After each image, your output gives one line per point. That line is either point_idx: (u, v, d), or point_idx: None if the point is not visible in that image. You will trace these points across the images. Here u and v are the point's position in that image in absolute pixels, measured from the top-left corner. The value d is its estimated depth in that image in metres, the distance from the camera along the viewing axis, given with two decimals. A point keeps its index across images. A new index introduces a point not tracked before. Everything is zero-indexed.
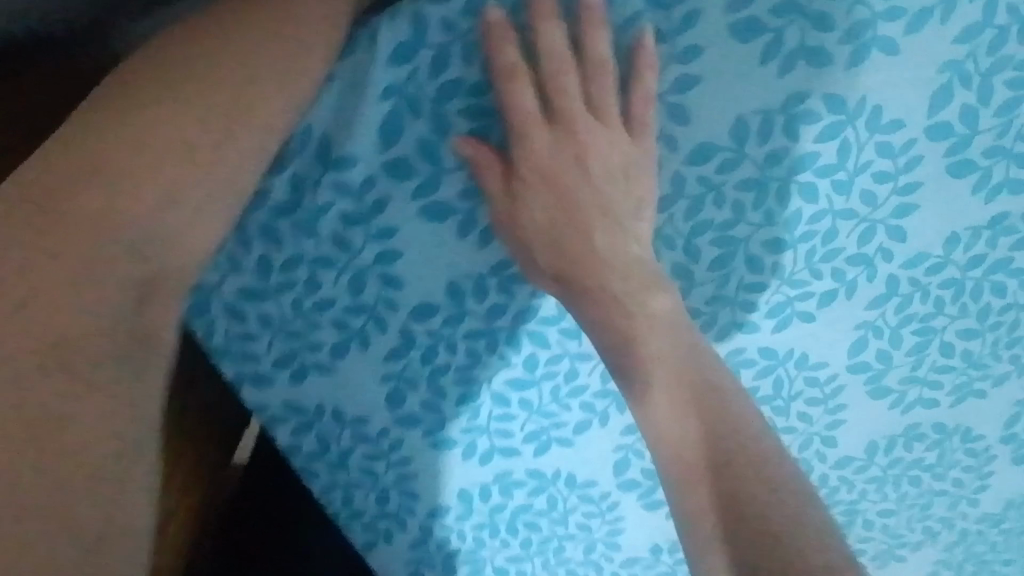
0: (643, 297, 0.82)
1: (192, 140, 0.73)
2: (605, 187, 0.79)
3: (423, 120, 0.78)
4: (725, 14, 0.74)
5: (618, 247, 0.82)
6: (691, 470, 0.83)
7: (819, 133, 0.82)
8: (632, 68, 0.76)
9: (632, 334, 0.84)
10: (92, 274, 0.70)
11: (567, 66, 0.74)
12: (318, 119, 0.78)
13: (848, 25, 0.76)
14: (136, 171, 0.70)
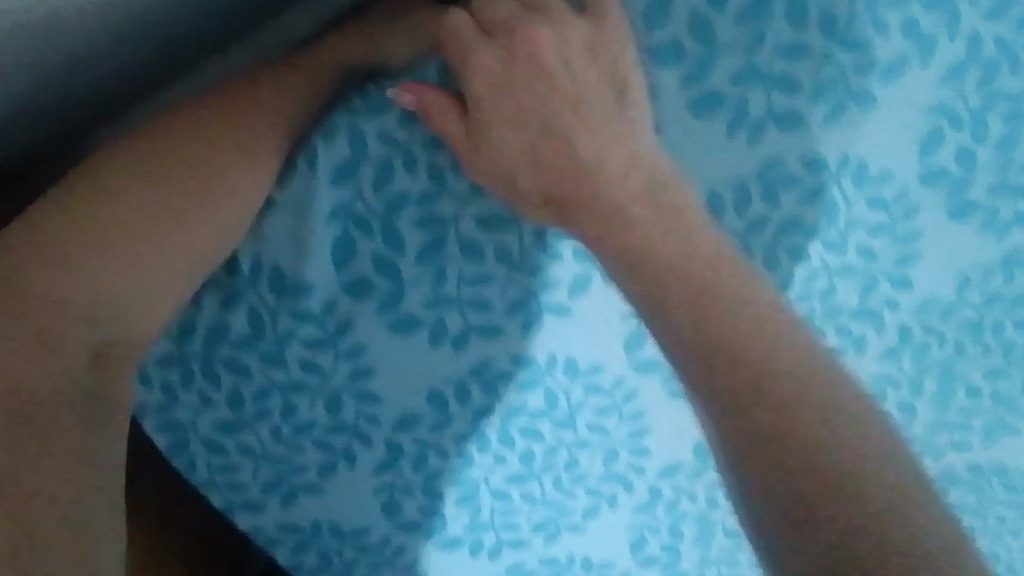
0: (654, 223, 0.66)
1: (157, 213, 0.66)
2: (604, 140, 0.66)
3: (376, 237, 0.73)
4: (680, 90, 0.69)
5: (622, 172, 0.66)
6: (729, 372, 0.61)
7: (801, 196, 0.77)
8: (606, 143, 0.66)
9: (655, 268, 0.65)
10: (52, 355, 0.63)
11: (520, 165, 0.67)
12: (267, 250, 0.73)
13: (816, 84, 0.71)
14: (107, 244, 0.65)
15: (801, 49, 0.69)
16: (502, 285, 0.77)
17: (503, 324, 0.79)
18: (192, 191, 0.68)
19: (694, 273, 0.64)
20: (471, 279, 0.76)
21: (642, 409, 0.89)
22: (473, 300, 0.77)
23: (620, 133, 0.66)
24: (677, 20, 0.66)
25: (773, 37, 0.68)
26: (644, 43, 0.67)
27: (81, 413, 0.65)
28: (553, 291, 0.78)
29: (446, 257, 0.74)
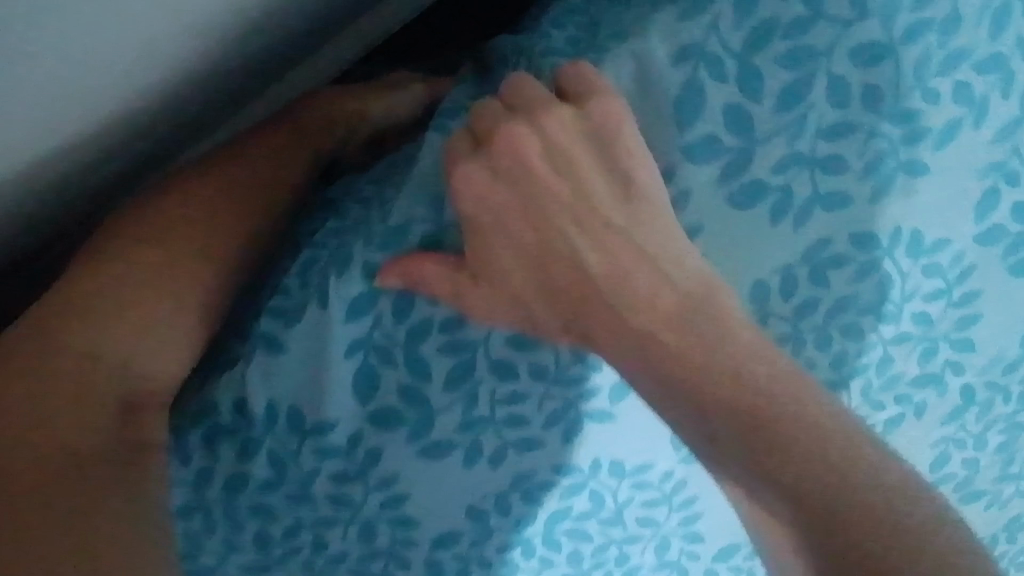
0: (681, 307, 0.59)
1: (181, 261, 0.68)
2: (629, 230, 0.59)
3: (399, 366, 0.68)
4: (717, 187, 0.64)
5: (647, 240, 0.59)
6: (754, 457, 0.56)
7: (851, 274, 0.72)
8: (648, 245, 0.59)
9: (659, 353, 0.58)
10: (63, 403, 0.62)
11: (552, 287, 0.60)
12: (280, 391, 0.67)
13: (864, 162, 0.66)
14: (115, 296, 0.65)
15: (848, 128, 0.63)
16: (539, 401, 0.72)
17: (542, 437, 0.74)
18: (192, 244, 0.68)
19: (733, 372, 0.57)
20: (506, 398, 0.71)
21: (693, 496, 0.84)
22: (509, 418, 0.72)
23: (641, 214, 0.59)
24: (710, 114, 0.61)
25: (815, 119, 0.62)
26: (676, 143, 0.61)
27: (102, 451, 0.63)
28: (595, 398, 0.73)
29: (477, 379, 0.69)
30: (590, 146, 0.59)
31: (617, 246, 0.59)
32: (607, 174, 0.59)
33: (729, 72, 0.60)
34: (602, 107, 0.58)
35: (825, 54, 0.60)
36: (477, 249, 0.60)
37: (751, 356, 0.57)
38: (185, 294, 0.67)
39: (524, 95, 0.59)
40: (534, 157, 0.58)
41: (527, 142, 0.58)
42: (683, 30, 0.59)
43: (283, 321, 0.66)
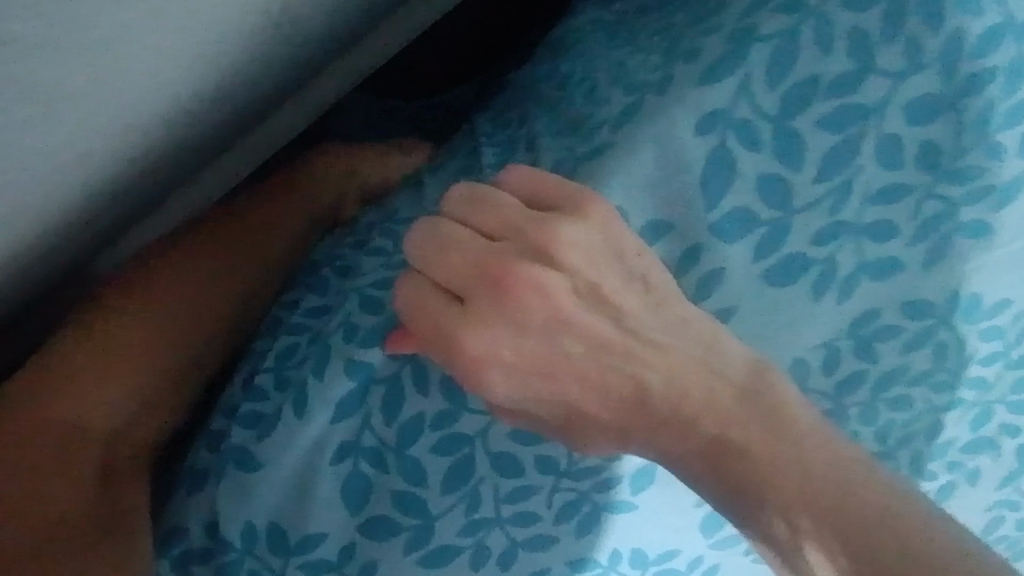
0: (709, 397, 0.49)
1: (181, 313, 0.67)
2: (654, 319, 0.49)
3: (391, 472, 0.60)
4: (751, 265, 0.56)
5: (677, 323, 0.49)
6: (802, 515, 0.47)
7: (902, 344, 0.64)
8: (679, 337, 0.49)
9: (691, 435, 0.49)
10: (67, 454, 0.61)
11: (571, 394, 0.48)
12: (257, 508, 0.59)
13: (918, 223, 0.58)
14: (116, 347, 0.64)
15: (899, 191, 0.56)
16: (549, 494, 0.62)
17: (553, 533, 0.64)
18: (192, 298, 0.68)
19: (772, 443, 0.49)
20: (511, 494, 0.61)
21: None
22: (515, 516, 0.62)
23: (664, 300, 0.49)
24: (740, 185, 0.55)
25: (862, 181, 0.56)
26: (702, 221, 0.55)
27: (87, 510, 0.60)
28: (619, 487, 0.64)
29: (478, 477, 0.60)
30: (601, 252, 0.48)
31: (667, 363, 0.49)
32: (625, 281, 0.49)
33: (762, 137, 0.54)
34: (589, 204, 0.48)
35: (875, 111, 0.54)
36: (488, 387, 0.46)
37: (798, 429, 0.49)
38: (191, 339, 0.67)
39: (486, 204, 0.47)
40: (548, 279, 0.46)
41: (528, 268, 0.46)
42: (703, 95, 0.53)
43: (259, 429, 0.60)
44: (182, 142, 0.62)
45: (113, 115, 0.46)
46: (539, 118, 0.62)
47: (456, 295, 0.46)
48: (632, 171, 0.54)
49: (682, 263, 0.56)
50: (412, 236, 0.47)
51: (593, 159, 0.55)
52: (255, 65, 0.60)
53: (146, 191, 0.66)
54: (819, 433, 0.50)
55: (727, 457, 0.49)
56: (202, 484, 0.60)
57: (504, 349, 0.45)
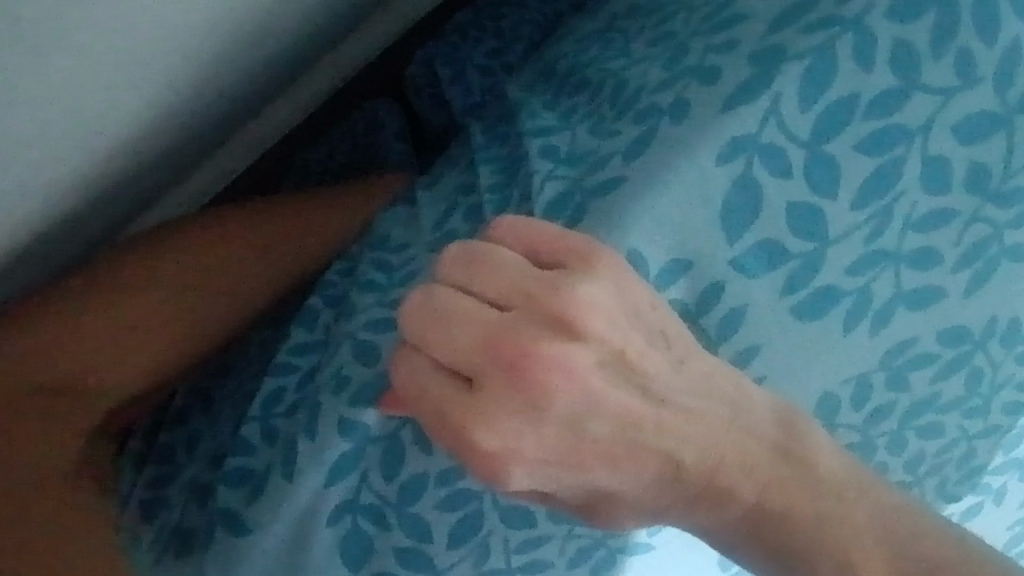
0: (741, 461, 0.45)
1: (205, 284, 0.63)
2: (676, 378, 0.44)
3: (393, 529, 0.56)
4: (778, 301, 0.52)
5: (699, 380, 0.45)
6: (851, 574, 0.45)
7: (936, 373, 0.60)
8: (705, 390, 0.45)
9: (722, 502, 0.45)
10: (80, 410, 0.58)
11: (592, 470, 0.42)
12: (250, 572, 0.55)
13: (961, 251, 0.54)
14: (112, 333, 0.59)
15: (941, 218, 0.52)
16: (562, 543, 0.58)
17: None
18: (199, 282, 0.63)
19: (804, 502, 0.46)
20: (522, 546, 0.57)
21: None
22: (526, 566, 0.58)
23: (681, 355, 0.45)
24: (767, 216, 0.50)
25: (905, 207, 0.51)
26: (722, 256, 0.50)
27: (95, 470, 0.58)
28: (635, 532, 0.59)
29: (486, 531, 0.56)
30: (622, 313, 0.43)
31: (696, 429, 0.44)
32: (647, 342, 0.44)
33: (793, 165, 0.49)
34: (597, 257, 0.44)
35: (920, 131, 0.50)
36: (504, 476, 0.41)
37: (833, 486, 0.46)
38: (216, 313, 0.63)
39: (484, 262, 0.42)
40: (568, 356, 0.41)
41: (547, 345, 0.41)
42: (728, 121, 0.49)
43: (250, 488, 0.56)
44: (136, 162, 0.58)
45: (22, 155, 0.41)
46: (533, 140, 0.55)
47: (466, 377, 0.41)
48: (655, 211, 0.49)
49: (701, 304, 0.51)
50: (407, 311, 0.42)
51: (605, 191, 0.50)
52: (207, 86, 0.55)
53: (176, 140, 0.61)
54: (853, 480, 0.47)
55: (770, 519, 0.46)
56: (189, 549, 0.57)
57: (527, 441, 0.40)
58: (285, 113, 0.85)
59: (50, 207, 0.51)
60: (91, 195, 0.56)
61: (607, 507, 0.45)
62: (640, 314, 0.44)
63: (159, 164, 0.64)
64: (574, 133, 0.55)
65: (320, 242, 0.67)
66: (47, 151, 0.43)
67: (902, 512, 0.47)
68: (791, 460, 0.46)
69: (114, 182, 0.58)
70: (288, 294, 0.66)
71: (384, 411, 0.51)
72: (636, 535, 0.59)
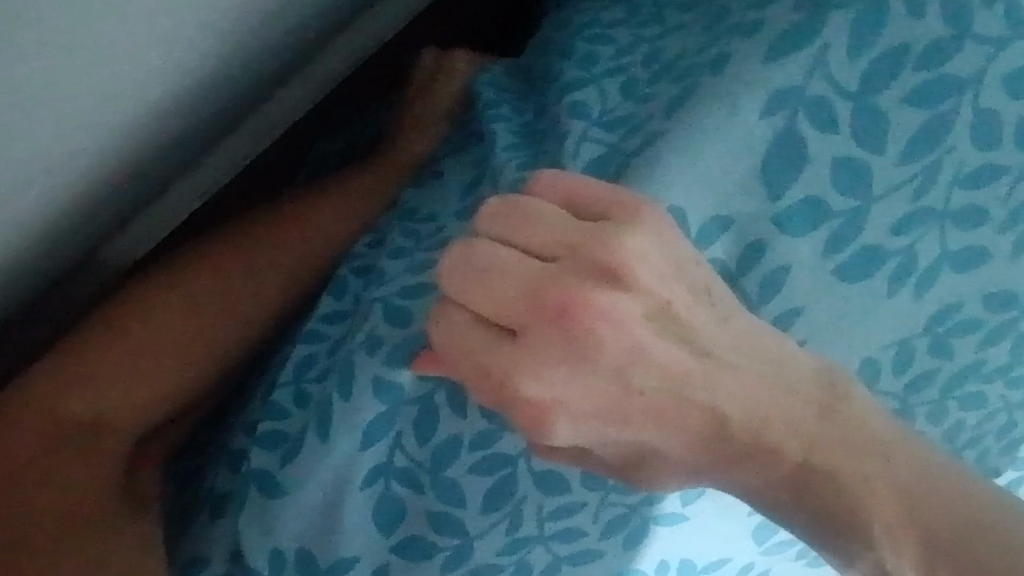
0: (786, 421, 0.44)
1: (227, 289, 0.63)
2: (721, 335, 0.43)
3: (427, 492, 0.56)
4: (820, 262, 0.50)
5: (744, 339, 0.44)
6: (896, 533, 0.44)
7: (979, 340, 0.59)
8: (751, 352, 0.44)
9: (767, 462, 0.44)
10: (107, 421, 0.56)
11: (636, 423, 0.41)
12: (283, 535, 0.55)
13: (1010, 209, 0.52)
14: (130, 333, 0.58)
15: (990, 174, 0.50)
16: (596, 510, 0.57)
17: (597, 548, 0.59)
18: (220, 280, 0.63)
19: (851, 464, 0.45)
20: (557, 512, 0.57)
21: None
22: (560, 533, 0.58)
23: (725, 314, 0.44)
24: (812, 173, 0.48)
25: (953, 163, 0.50)
26: (765, 215, 0.49)
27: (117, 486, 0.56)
28: (665, 500, 0.58)
29: (520, 496, 0.56)
30: (666, 270, 0.42)
31: (741, 387, 0.43)
32: (692, 297, 0.43)
33: (839, 120, 0.48)
34: (638, 210, 0.43)
35: (971, 84, 0.48)
36: (547, 428, 0.40)
37: (879, 447, 0.45)
38: (237, 316, 0.62)
39: (524, 215, 0.42)
40: (613, 309, 0.40)
41: (594, 294, 0.40)
42: (772, 74, 0.48)
43: (282, 453, 0.56)
44: (161, 138, 0.57)
45: (60, 117, 0.40)
46: (563, 99, 0.55)
47: (508, 330, 0.40)
48: (697, 167, 0.48)
49: (742, 263, 0.50)
50: (446, 265, 0.41)
51: (643, 150, 0.49)
52: (233, 51, 0.54)
53: (191, 133, 0.63)
54: (899, 440, 0.46)
55: (816, 480, 0.45)
56: (223, 514, 0.57)
57: (572, 391, 0.40)
58: (305, 92, 0.79)
59: (82, 178, 0.50)
60: (108, 180, 0.55)
61: (650, 465, 0.44)
62: (684, 269, 0.43)
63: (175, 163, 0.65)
64: (604, 90, 0.54)
65: (343, 228, 0.68)
66: (85, 115, 0.42)
67: (951, 475, 0.46)
68: (837, 422, 0.45)
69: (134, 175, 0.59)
70: (309, 293, 0.66)
71: (418, 372, 0.50)
72: (670, 502, 0.59)
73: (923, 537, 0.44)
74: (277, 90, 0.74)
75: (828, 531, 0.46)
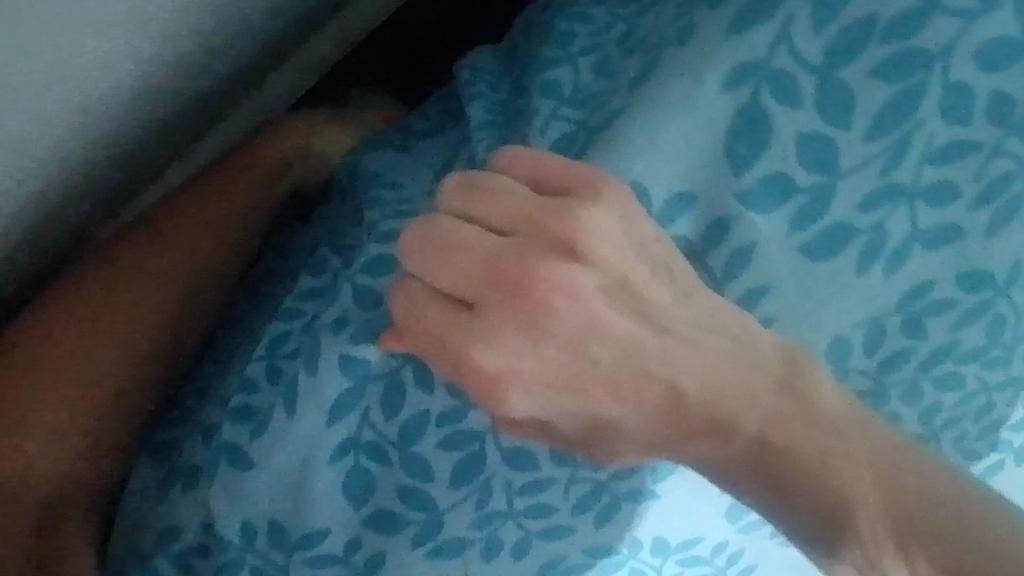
0: (744, 395, 0.44)
1: (187, 277, 0.66)
2: (677, 311, 0.43)
3: (396, 467, 0.56)
4: (788, 238, 0.50)
5: (701, 317, 0.44)
6: (845, 511, 0.43)
7: (954, 321, 0.58)
8: (710, 326, 0.44)
9: (722, 433, 0.44)
10: (66, 405, 0.60)
11: (587, 396, 0.41)
12: (255, 506, 0.56)
13: (981, 186, 0.51)
14: (83, 322, 0.61)
15: (960, 150, 0.50)
16: (565, 487, 0.58)
17: (568, 523, 0.60)
18: (170, 263, 0.66)
19: (804, 440, 0.44)
20: (525, 488, 0.57)
21: (749, 562, 0.72)
22: (530, 508, 0.58)
23: (682, 291, 0.44)
24: (777, 147, 0.48)
25: (923, 139, 0.49)
26: (730, 190, 0.48)
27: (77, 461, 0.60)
28: (637, 478, 0.59)
29: (489, 471, 0.56)
30: (624, 240, 0.42)
31: (699, 360, 0.43)
32: (651, 273, 0.43)
33: (805, 94, 0.47)
34: (598, 182, 0.42)
35: (940, 57, 0.47)
36: (500, 395, 0.41)
37: (840, 424, 0.44)
38: (196, 300, 0.66)
39: (482, 189, 0.41)
40: (568, 276, 0.40)
41: (549, 264, 0.40)
42: (737, 47, 0.47)
43: (253, 427, 0.56)
44: (117, 143, 0.57)
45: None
46: (535, 78, 0.54)
47: (461, 302, 0.40)
48: (662, 142, 0.48)
49: (707, 240, 0.50)
50: (403, 240, 0.41)
51: (609, 124, 0.49)
52: (183, 38, 0.53)
53: (164, 129, 0.63)
54: (860, 416, 0.45)
55: (775, 454, 0.44)
56: (195, 486, 0.58)
57: (524, 360, 0.40)
58: (292, 80, 0.82)
59: (28, 181, 0.50)
60: (60, 189, 0.55)
61: (605, 440, 0.44)
62: (641, 241, 0.43)
63: (146, 152, 0.65)
64: (576, 68, 0.54)
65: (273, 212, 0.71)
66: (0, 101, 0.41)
67: (910, 453, 0.45)
68: (795, 398, 0.45)
69: (112, 153, 0.58)
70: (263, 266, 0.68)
71: (382, 346, 0.51)
72: (643, 478, 0.59)
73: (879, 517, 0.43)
74: (263, 68, 0.75)
75: (782, 503, 0.45)
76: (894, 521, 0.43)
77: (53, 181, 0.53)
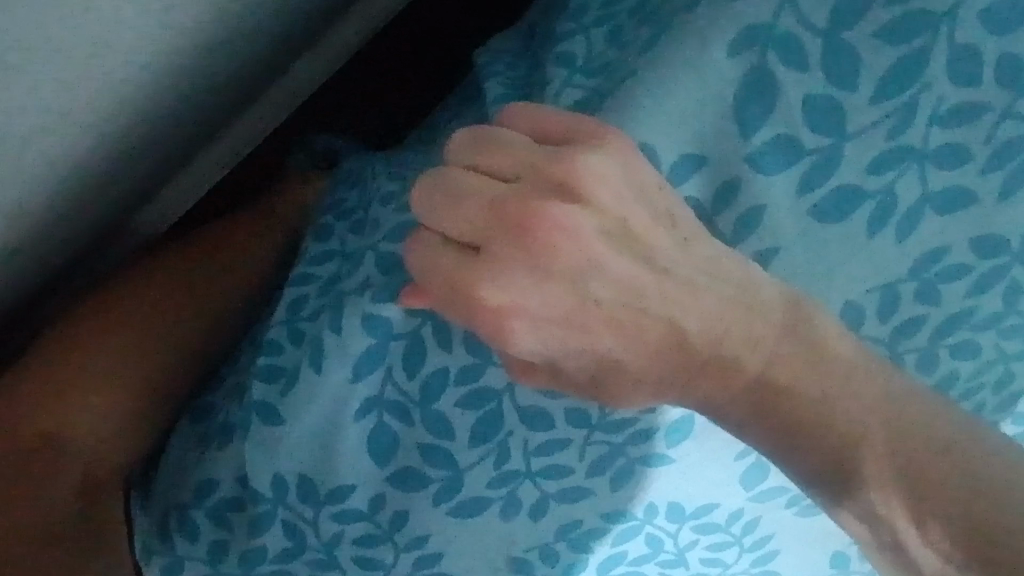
0: (749, 339, 0.46)
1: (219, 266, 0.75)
2: (683, 257, 0.45)
3: (418, 425, 0.59)
4: (797, 199, 0.51)
5: (708, 264, 0.45)
6: (844, 451, 0.46)
7: (968, 287, 0.59)
8: (715, 272, 0.45)
9: (726, 376, 0.46)
10: (113, 366, 0.69)
11: (595, 336, 0.44)
12: (285, 460, 0.59)
13: (992, 148, 0.52)
14: (132, 296, 0.71)
15: (968, 112, 0.51)
16: (581, 448, 0.60)
17: (585, 484, 0.62)
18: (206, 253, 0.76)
19: (803, 385, 0.46)
20: (542, 447, 0.59)
21: (769, 532, 0.72)
22: (547, 468, 0.60)
23: (688, 238, 0.45)
24: (783, 107, 0.49)
25: (930, 102, 0.50)
26: (738, 152, 0.50)
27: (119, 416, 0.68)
28: (652, 440, 0.60)
29: (507, 430, 0.59)
30: (629, 189, 0.44)
31: (700, 304, 0.45)
32: (654, 220, 0.45)
33: (810, 57, 0.49)
34: (604, 136, 0.44)
35: (945, 20, 0.48)
36: (514, 341, 0.43)
37: (842, 371, 0.46)
38: (228, 286, 0.74)
39: (492, 144, 0.44)
40: (577, 224, 0.42)
41: (557, 209, 0.42)
42: (742, 11, 0.49)
43: (282, 386, 0.60)
44: (149, 120, 0.61)
45: (18, 82, 0.42)
46: (550, 52, 0.57)
47: (474, 248, 0.43)
48: (669, 106, 0.49)
49: (716, 201, 0.51)
50: (419, 192, 0.44)
51: (618, 91, 0.51)
52: (219, 21, 0.57)
53: (197, 118, 0.70)
54: (865, 365, 0.47)
55: (775, 396, 0.46)
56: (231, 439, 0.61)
57: (535, 302, 0.42)
58: (314, 71, 0.86)
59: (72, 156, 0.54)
60: (100, 167, 0.61)
61: (616, 382, 0.46)
62: (644, 191, 0.44)
63: (183, 144, 0.73)
64: (589, 40, 0.56)
65: (293, 209, 0.79)
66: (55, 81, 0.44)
67: (912, 399, 0.46)
68: (798, 344, 0.46)
69: (146, 134, 0.63)
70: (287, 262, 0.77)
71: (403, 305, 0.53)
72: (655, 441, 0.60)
73: (880, 458, 0.46)
74: (287, 57, 0.79)
75: (781, 443, 0.47)
76: (894, 461, 0.45)
77: (95, 158, 0.58)
